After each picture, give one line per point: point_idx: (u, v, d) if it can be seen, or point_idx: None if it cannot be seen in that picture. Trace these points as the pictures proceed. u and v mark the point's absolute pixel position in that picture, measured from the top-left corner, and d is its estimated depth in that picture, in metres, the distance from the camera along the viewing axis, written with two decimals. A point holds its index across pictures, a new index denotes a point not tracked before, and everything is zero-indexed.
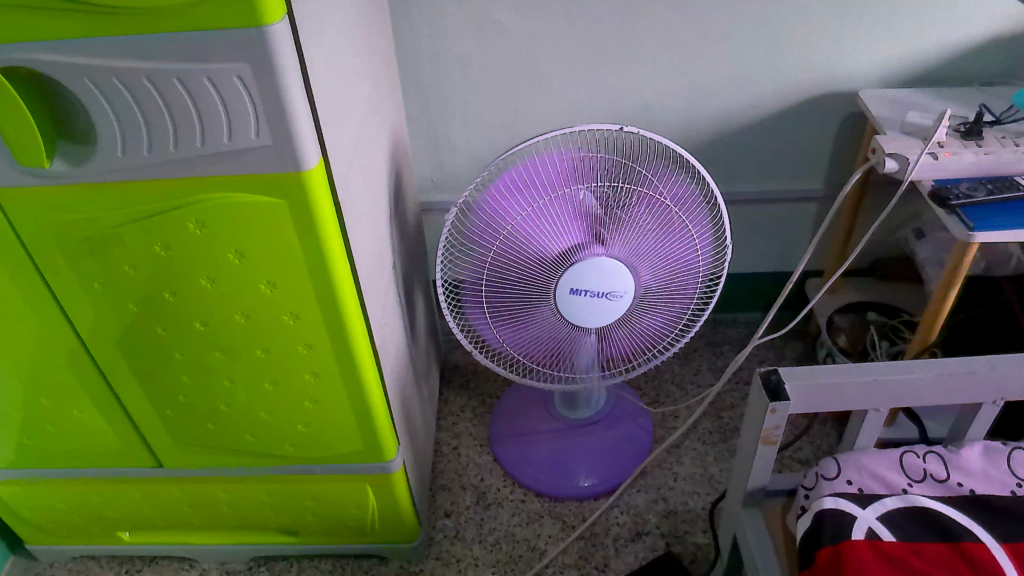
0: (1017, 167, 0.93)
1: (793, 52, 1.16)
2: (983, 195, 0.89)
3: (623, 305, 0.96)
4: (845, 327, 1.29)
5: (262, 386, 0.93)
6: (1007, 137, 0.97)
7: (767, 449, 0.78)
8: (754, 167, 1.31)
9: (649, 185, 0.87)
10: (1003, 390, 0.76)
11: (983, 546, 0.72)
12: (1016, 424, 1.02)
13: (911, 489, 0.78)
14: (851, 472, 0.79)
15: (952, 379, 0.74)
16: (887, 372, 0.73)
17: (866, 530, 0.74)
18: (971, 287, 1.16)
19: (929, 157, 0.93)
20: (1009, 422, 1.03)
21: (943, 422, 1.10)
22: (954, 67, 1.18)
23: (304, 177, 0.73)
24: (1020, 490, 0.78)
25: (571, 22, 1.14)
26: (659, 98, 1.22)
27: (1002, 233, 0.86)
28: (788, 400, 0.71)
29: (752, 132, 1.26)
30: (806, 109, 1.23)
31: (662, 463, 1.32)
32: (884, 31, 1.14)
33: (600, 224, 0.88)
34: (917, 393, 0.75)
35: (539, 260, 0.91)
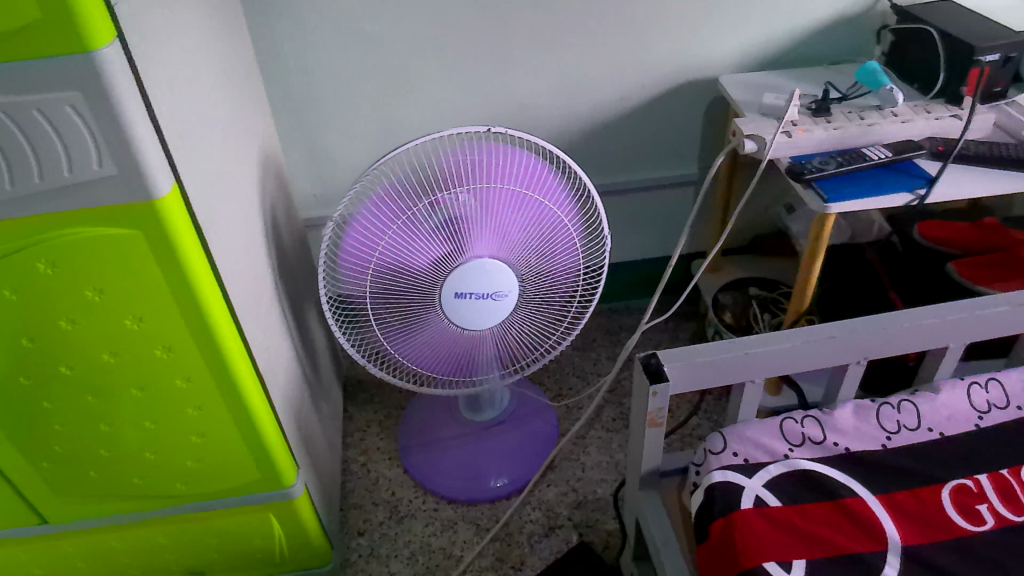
0: (861, 139, 0.97)
1: (654, 44, 1.20)
2: (834, 166, 0.91)
3: (509, 303, 0.96)
4: (729, 304, 1.32)
5: (143, 425, 0.89)
6: (853, 112, 1.01)
7: (654, 431, 0.80)
8: (630, 157, 1.34)
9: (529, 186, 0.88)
10: (864, 350, 0.77)
11: (861, 500, 0.76)
12: (879, 378, 1.08)
13: (792, 454, 0.81)
14: (736, 444, 0.81)
15: (818, 345, 0.75)
16: (757, 344, 0.75)
17: (754, 498, 0.76)
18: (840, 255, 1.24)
19: (783, 135, 0.96)
20: (875, 377, 1.08)
21: (818, 382, 1.17)
22: (805, 49, 1.24)
23: (156, 204, 0.70)
24: (889, 443, 0.80)
25: (438, 26, 1.13)
26: (532, 97, 1.24)
27: (855, 202, 0.88)
28: (668, 381, 0.73)
29: (624, 123, 1.29)
30: (673, 97, 1.27)
31: (569, 455, 1.34)
32: (738, 19, 1.19)
33: (485, 225, 0.89)
34: (788, 362, 0.76)
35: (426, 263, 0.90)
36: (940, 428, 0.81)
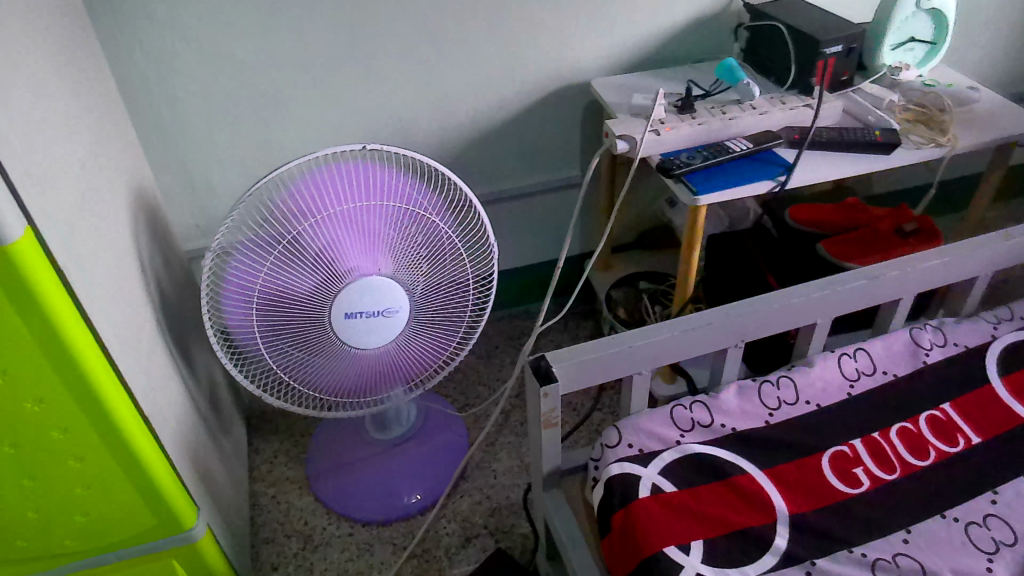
0: (724, 133, 1.02)
1: (526, 52, 1.22)
2: (700, 160, 0.95)
3: (402, 319, 0.96)
4: (620, 300, 1.37)
5: (20, 484, 0.84)
6: (715, 107, 1.06)
7: (551, 432, 0.81)
8: (515, 164, 1.36)
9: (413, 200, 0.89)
10: (740, 333, 0.81)
11: (749, 477, 0.79)
12: (755, 357, 1.12)
13: (684, 440, 0.83)
14: (630, 435, 0.83)
15: (696, 333, 0.78)
16: (639, 337, 0.77)
17: (651, 487, 0.78)
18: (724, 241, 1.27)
19: (651, 134, 1.00)
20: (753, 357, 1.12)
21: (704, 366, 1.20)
22: (670, 50, 1.29)
23: (9, 250, 0.66)
24: (772, 419, 0.84)
25: (308, 46, 1.12)
26: (411, 112, 1.24)
27: (722, 193, 0.92)
28: (557, 381, 0.74)
29: (505, 131, 1.31)
30: (550, 103, 1.30)
31: (481, 464, 1.34)
32: (604, 25, 1.23)
33: (370, 243, 0.88)
34: (671, 352, 0.79)
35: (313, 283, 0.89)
36: (816, 399, 0.85)
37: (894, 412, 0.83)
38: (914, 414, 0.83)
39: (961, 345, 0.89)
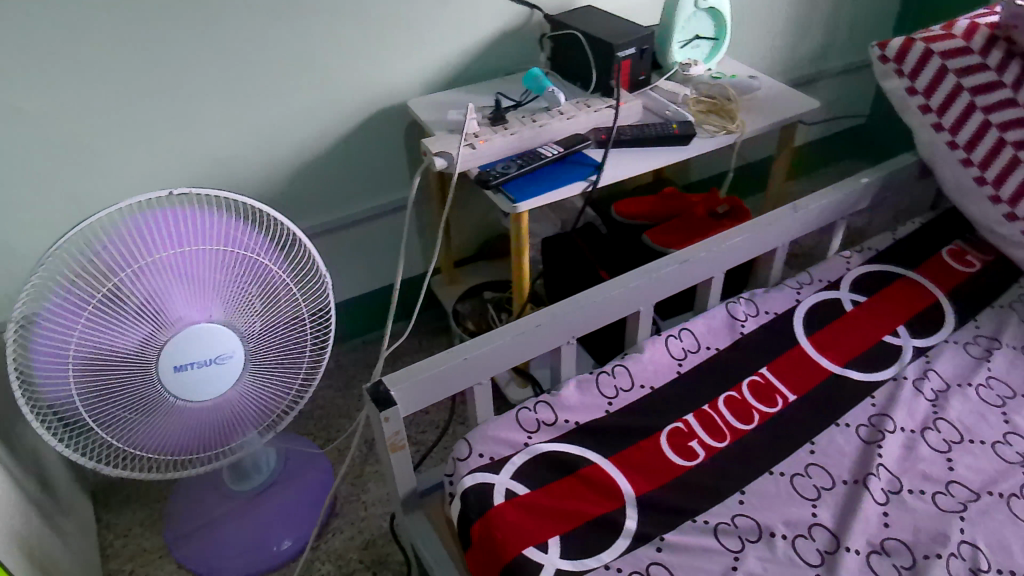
0: (537, 140, 1.05)
1: (339, 79, 1.21)
2: (515, 169, 0.98)
3: (238, 364, 0.88)
4: (467, 313, 1.39)
5: None
6: (526, 116, 1.09)
7: (401, 455, 0.80)
8: (347, 191, 1.34)
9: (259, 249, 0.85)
10: (570, 330, 0.84)
11: (597, 466, 0.79)
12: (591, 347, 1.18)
13: (532, 441, 0.82)
14: (480, 445, 0.82)
15: (527, 336, 0.80)
16: (473, 348, 0.78)
17: (505, 492, 0.77)
18: (558, 240, 1.30)
19: (467, 148, 1.02)
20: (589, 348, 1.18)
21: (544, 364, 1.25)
22: (482, 65, 1.33)
23: None
24: (612, 407, 0.85)
25: (105, 93, 1.05)
26: (228, 149, 1.19)
27: (539, 198, 0.96)
28: (396, 405, 0.74)
29: (331, 159, 1.29)
30: (372, 126, 1.29)
31: (350, 497, 1.32)
32: (413, 46, 1.24)
33: (193, 286, 0.81)
34: (506, 358, 0.81)
35: (138, 330, 0.79)
36: (650, 382, 0.87)
37: (720, 383, 0.86)
38: (736, 382, 0.86)
39: (771, 312, 0.94)
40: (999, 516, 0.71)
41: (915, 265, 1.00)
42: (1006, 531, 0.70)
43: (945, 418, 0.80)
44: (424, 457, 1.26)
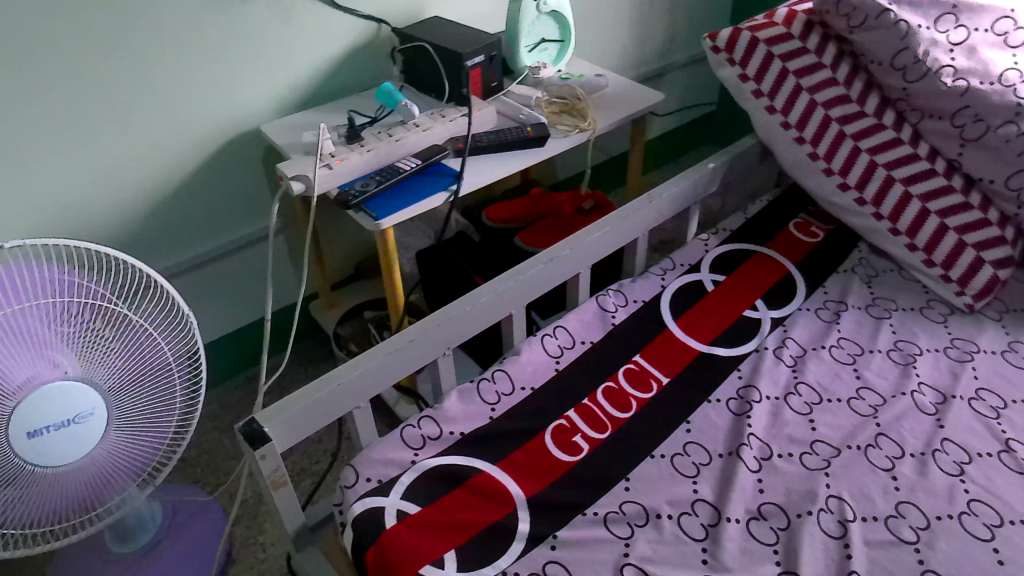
0: (395, 155, 1.05)
1: (188, 109, 1.15)
2: (375, 186, 0.97)
3: (99, 421, 0.79)
4: (349, 335, 1.35)
5: None
6: (382, 131, 1.09)
7: (284, 491, 0.77)
8: (210, 225, 1.28)
9: (97, 288, 0.76)
10: (446, 341, 0.83)
11: (486, 474, 0.78)
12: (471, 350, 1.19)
13: (419, 458, 0.80)
14: (367, 470, 0.79)
15: (402, 353, 0.79)
16: (348, 371, 0.76)
17: (396, 514, 0.74)
18: (436, 248, 1.31)
19: (325, 169, 0.99)
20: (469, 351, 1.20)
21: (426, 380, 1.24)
22: (337, 83, 1.30)
23: None
24: (496, 412, 0.85)
25: None
26: (72, 194, 1.11)
27: (401, 213, 0.95)
28: (271, 440, 0.71)
29: (188, 193, 1.23)
30: (229, 156, 1.24)
31: (247, 541, 1.26)
32: (264, 69, 1.20)
33: (29, 338, 0.71)
34: (383, 378, 0.79)
35: None
36: (530, 383, 0.87)
37: (597, 374, 0.88)
38: (612, 372, 0.88)
39: (640, 300, 0.97)
40: (859, 467, 0.74)
41: (766, 241, 1.06)
42: (866, 480, 0.73)
43: (805, 381, 0.84)
44: (313, 494, 1.24)
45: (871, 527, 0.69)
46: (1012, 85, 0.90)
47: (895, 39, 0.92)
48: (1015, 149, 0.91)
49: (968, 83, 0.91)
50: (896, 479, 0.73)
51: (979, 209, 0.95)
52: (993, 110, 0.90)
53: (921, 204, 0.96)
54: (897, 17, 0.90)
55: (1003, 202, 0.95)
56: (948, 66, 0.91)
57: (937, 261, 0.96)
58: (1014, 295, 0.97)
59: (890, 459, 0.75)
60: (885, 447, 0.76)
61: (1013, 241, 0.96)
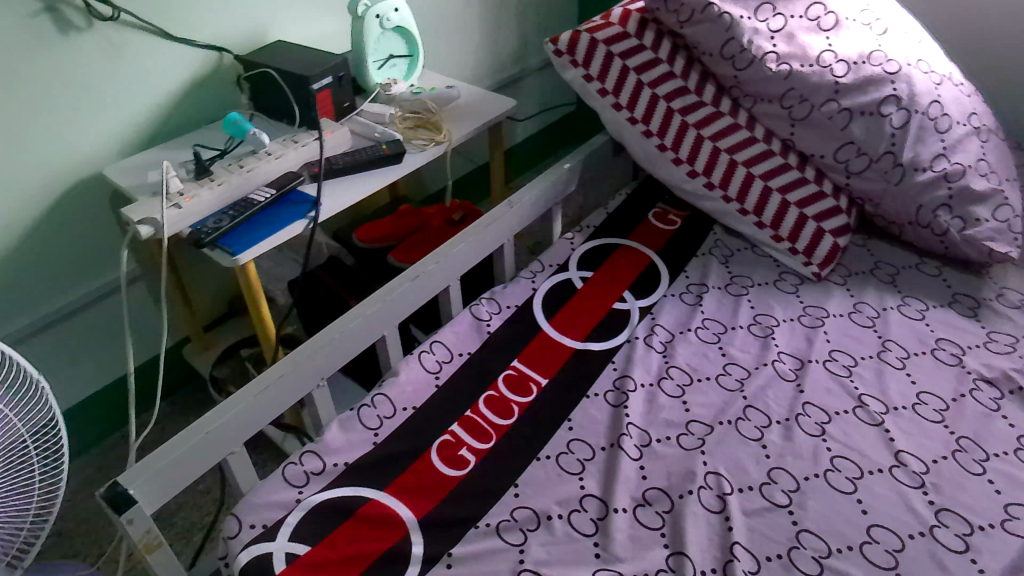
0: (248, 187, 1.01)
1: (16, 160, 1.07)
2: (229, 221, 0.94)
3: None
4: (228, 377, 1.33)
5: None
6: (232, 163, 1.04)
7: (160, 553, 0.72)
8: (58, 279, 1.20)
9: None
10: (318, 372, 0.81)
11: (374, 502, 0.76)
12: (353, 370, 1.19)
13: (304, 495, 0.77)
14: (251, 516, 0.74)
15: (273, 390, 0.76)
16: (216, 417, 0.72)
17: (285, 558, 0.71)
18: (311, 276, 1.27)
19: (173, 208, 0.94)
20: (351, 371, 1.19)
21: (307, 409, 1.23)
22: (183, 117, 1.24)
23: None
24: (379, 436, 0.82)
25: None
26: None
27: (259, 246, 0.92)
28: (136, 502, 0.66)
29: (27, 248, 1.14)
30: (70, 204, 1.16)
31: None
32: (99, 110, 1.13)
33: None
34: (255, 418, 0.76)
35: None
36: (412, 402, 0.86)
37: (478, 384, 0.88)
38: (493, 380, 0.88)
39: (513, 305, 0.98)
40: (731, 440, 0.77)
41: (629, 233, 1.09)
42: (739, 452, 0.76)
43: (676, 364, 0.87)
44: (197, 554, 1.18)
45: (748, 497, 0.72)
46: (829, 65, 0.97)
47: (722, 30, 0.96)
48: (838, 124, 0.97)
49: (790, 66, 0.97)
50: (765, 447, 0.76)
51: (814, 182, 1.02)
52: (815, 90, 0.97)
53: (764, 183, 1.02)
54: (721, 9, 0.96)
55: (834, 174, 1.02)
56: (770, 52, 0.97)
57: (784, 235, 1.02)
58: (855, 259, 1.04)
59: (759, 429, 0.78)
60: (753, 418, 0.80)
61: (848, 209, 1.03)
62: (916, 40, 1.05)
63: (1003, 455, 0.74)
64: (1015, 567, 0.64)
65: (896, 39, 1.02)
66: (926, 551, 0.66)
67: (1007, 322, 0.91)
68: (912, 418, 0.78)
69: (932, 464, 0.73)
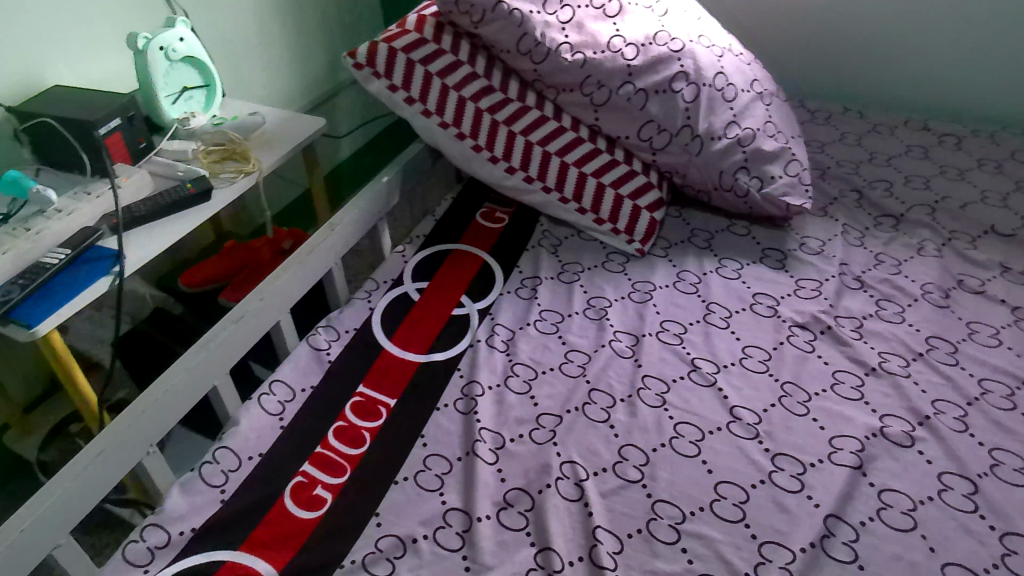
0: (37, 250, 0.90)
1: None
2: (20, 290, 0.83)
3: None
4: None
5: None
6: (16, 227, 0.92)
7: None
8: None
9: None
10: (147, 439, 0.75)
11: (231, 563, 0.70)
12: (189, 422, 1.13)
13: (151, 573, 0.69)
14: None
15: (95, 468, 0.69)
16: (32, 511, 0.65)
17: None
18: (131, 335, 1.17)
19: None
20: None
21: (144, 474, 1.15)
22: None
23: None
24: (227, 492, 0.76)
25: None
26: None
27: (60, 313, 0.84)
28: None
29: None
30: None
31: None
32: None
33: None
34: (81, 502, 0.69)
35: None
36: (257, 450, 0.80)
37: (324, 417, 0.84)
38: (340, 411, 0.84)
39: (352, 329, 0.95)
40: (581, 427, 0.79)
41: (458, 237, 1.09)
42: (590, 437, 0.78)
43: (519, 361, 0.88)
44: None
45: (603, 479, 0.74)
46: (619, 50, 1.01)
47: (514, 27, 0.97)
48: (637, 105, 1.02)
49: (584, 55, 0.99)
50: (613, 427, 0.78)
51: (624, 162, 1.06)
52: (610, 75, 1.00)
53: (578, 169, 1.05)
54: (510, 7, 0.96)
55: (641, 152, 1.06)
56: (563, 43, 0.99)
57: (604, 217, 1.05)
58: (673, 230, 1.09)
59: (604, 410, 0.80)
60: (598, 400, 0.82)
61: (659, 183, 1.08)
62: (695, 17, 1.11)
63: (822, 393, 0.80)
64: (845, 494, 0.70)
65: (677, 17, 1.08)
66: (768, 497, 0.70)
67: (810, 268, 0.99)
68: (741, 373, 0.83)
69: (763, 413, 0.78)
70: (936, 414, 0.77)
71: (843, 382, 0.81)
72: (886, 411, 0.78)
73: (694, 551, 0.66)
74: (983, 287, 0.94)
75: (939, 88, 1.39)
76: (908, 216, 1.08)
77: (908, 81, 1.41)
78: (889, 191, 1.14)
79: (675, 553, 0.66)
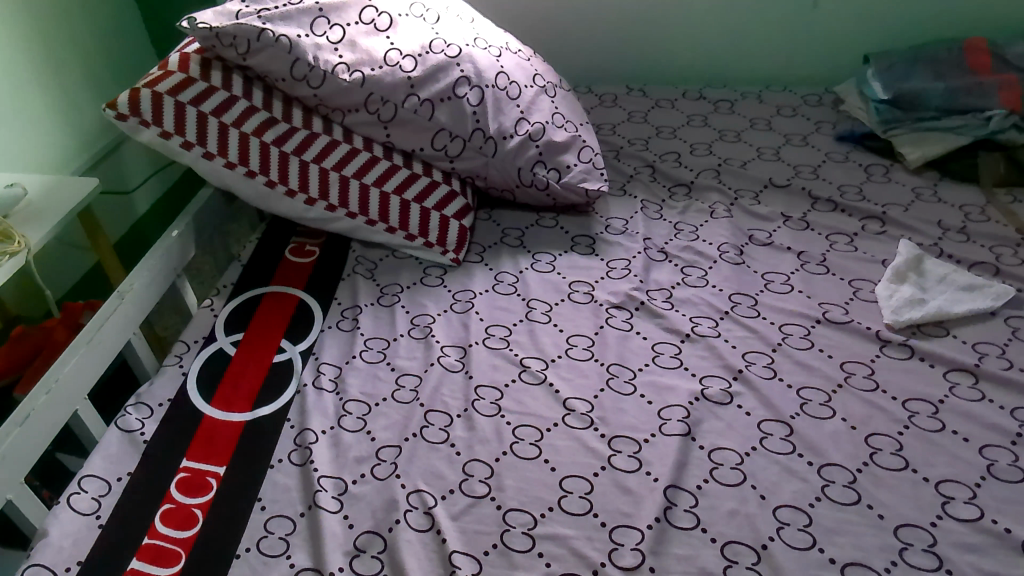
0: None
1: None
2: None
3: None
4: None
5: None
6: None
7: None
8: None
9: None
10: None
11: None
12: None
13: None
14: None
15: None
16: None
17: None
18: None
19: None
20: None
21: None
22: None
23: None
24: None
25: None
26: None
27: None
28: None
29: None
30: None
31: None
32: None
33: None
34: None
35: None
36: (74, 558, 0.69)
37: (146, 503, 0.74)
38: (164, 493, 0.75)
39: (165, 401, 0.86)
40: (422, 451, 0.77)
41: (269, 279, 1.04)
42: (432, 460, 0.76)
43: (351, 397, 0.85)
44: None
45: (451, 501, 0.72)
46: (397, 63, 1.00)
47: (284, 54, 0.93)
48: (425, 116, 1.01)
49: (362, 73, 0.98)
50: (454, 445, 0.77)
51: (424, 174, 1.05)
52: (392, 90, 0.99)
53: (380, 189, 1.02)
54: (275, 34, 0.92)
55: (439, 162, 1.05)
56: (339, 64, 0.97)
57: (415, 232, 1.03)
58: (485, 233, 1.09)
59: (443, 430, 0.79)
60: (435, 421, 0.80)
61: (462, 191, 1.08)
62: (467, 20, 1.12)
63: (646, 367, 0.84)
64: (679, 462, 0.72)
65: (450, 22, 1.08)
66: (611, 481, 0.72)
67: (618, 248, 1.03)
68: (568, 364, 0.85)
69: (595, 400, 0.80)
70: (747, 366, 0.82)
71: (662, 353, 0.85)
72: (704, 373, 0.82)
73: (551, 553, 0.66)
74: (771, 238, 1.02)
75: (706, 59, 1.49)
76: (698, 182, 1.15)
77: (680, 54, 1.50)
78: (677, 162, 1.21)
79: (532, 560, 0.66)
